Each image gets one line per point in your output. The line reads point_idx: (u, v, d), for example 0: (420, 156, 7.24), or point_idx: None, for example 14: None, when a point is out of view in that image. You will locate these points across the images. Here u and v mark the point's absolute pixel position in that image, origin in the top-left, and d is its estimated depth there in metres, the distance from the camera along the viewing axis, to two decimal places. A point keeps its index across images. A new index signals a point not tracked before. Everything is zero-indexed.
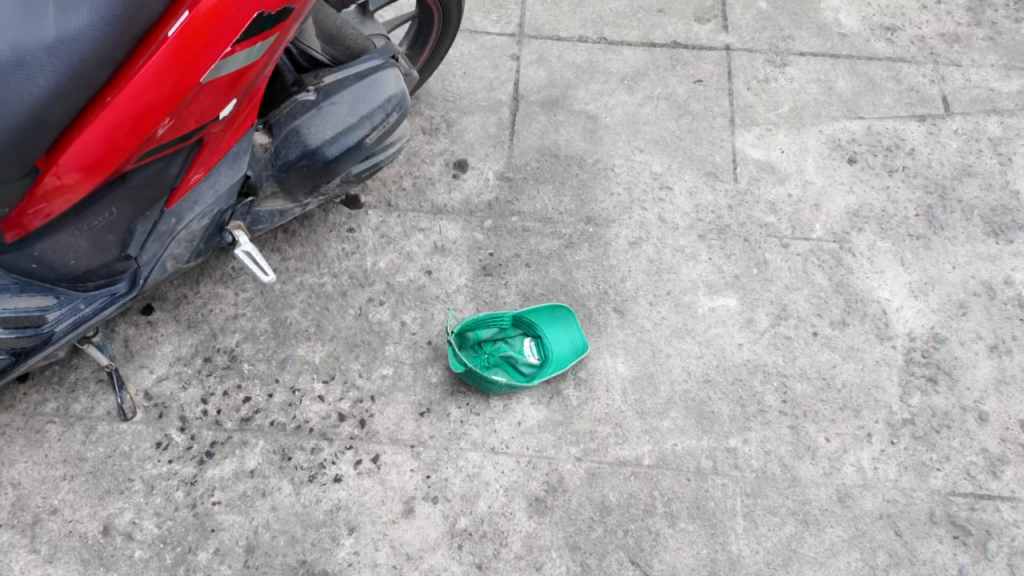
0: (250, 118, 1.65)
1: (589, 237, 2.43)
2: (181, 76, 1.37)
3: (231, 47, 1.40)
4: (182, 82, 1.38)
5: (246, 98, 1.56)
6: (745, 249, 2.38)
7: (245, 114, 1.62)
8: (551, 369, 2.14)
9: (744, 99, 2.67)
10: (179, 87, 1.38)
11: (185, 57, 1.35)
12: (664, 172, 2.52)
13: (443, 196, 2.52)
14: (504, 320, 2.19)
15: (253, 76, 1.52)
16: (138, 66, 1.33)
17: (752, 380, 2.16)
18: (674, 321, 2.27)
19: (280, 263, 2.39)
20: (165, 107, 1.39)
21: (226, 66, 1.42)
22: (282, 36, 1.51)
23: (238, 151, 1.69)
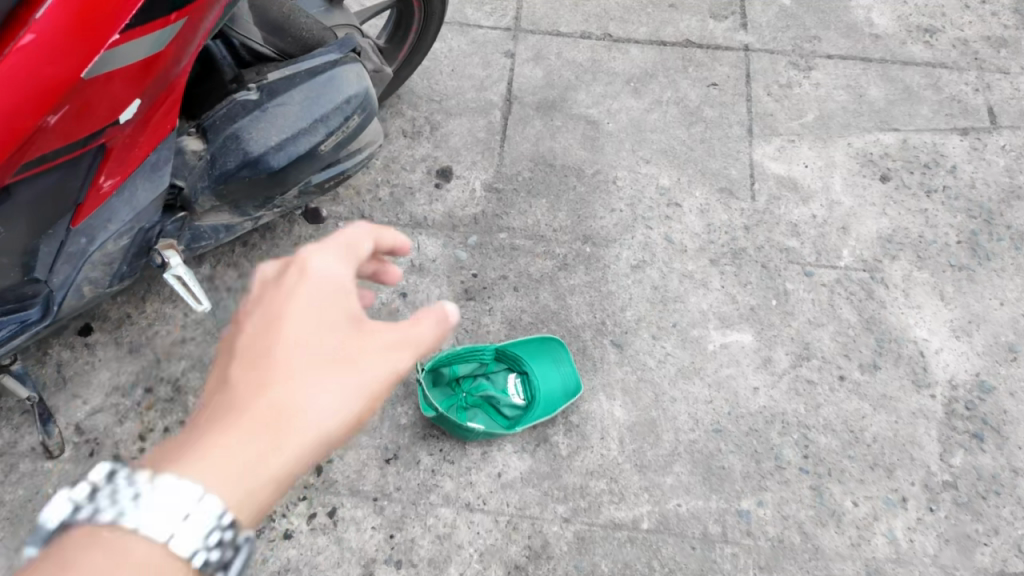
0: (169, 122, 1.39)
1: (586, 258, 2.15)
2: (57, 70, 1.09)
3: (122, 35, 1.13)
4: (59, 77, 1.09)
5: (157, 95, 1.29)
6: (763, 276, 2.10)
7: (160, 117, 1.36)
8: (539, 412, 1.87)
9: (763, 106, 2.38)
10: (55, 83, 1.09)
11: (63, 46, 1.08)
12: (672, 186, 2.24)
13: (422, 208, 2.25)
14: (483, 355, 1.94)
15: (162, 69, 1.25)
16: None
17: (768, 432, 1.91)
18: (680, 358, 2.00)
19: (237, 280, 2.15)
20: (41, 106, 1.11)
21: (121, 57, 1.15)
22: (193, 23, 1.25)
23: (157, 161, 1.42)
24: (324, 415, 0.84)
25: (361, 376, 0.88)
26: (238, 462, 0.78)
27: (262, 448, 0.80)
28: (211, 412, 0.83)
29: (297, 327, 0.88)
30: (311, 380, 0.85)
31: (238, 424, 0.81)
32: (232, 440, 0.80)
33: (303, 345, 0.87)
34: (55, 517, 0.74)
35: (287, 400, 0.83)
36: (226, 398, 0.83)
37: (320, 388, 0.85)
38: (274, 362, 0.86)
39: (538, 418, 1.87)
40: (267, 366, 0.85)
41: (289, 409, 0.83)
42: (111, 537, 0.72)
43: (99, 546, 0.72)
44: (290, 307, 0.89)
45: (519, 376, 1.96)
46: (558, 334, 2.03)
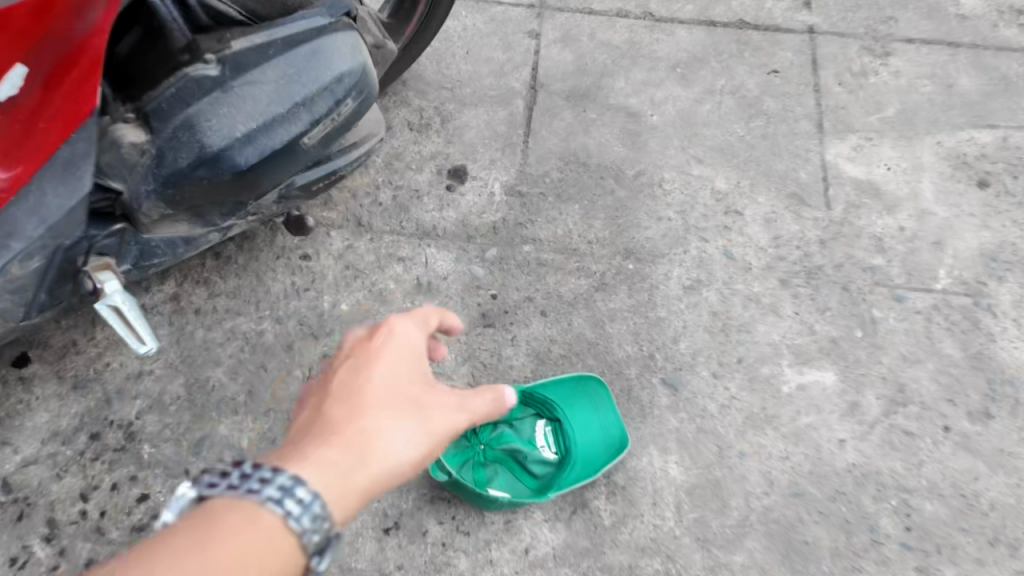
0: (84, 107, 1.07)
1: (628, 277, 1.78)
2: None
3: None
4: None
5: (56, 50, 1.02)
6: (844, 301, 1.75)
7: (67, 98, 1.05)
8: (576, 472, 1.54)
9: (834, 97, 2.01)
10: None
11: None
12: (730, 191, 1.89)
13: (431, 214, 1.88)
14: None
15: (54, 12, 0.98)
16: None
17: (860, 496, 1.57)
18: (747, 404, 1.65)
19: (207, 301, 1.80)
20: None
21: None
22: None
23: (71, 157, 1.08)
24: (400, 451, 0.94)
25: (432, 427, 0.98)
26: (329, 479, 0.87)
27: (357, 466, 0.90)
28: (303, 438, 0.92)
29: (387, 373, 1.00)
30: (393, 420, 0.96)
31: (331, 448, 0.90)
32: (324, 459, 0.89)
33: (391, 387, 0.99)
34: (192, 487, 0.83)
35: (371, 435, 0.93)
36: (318, 426, 0.93)
37: (404, 424, 0.96)
38: (363, 402, 0.96)
39: (574, 480, 1.54)
40: (360, 401, 0.96)
41: (379, 438, 0.93)
42: (247, 509, 0.80)
43: (232, 518, 0.79)
44: (380, 358, 1.01)
45: (550, 425, 1.61)
46: (598, 372, 1.67)
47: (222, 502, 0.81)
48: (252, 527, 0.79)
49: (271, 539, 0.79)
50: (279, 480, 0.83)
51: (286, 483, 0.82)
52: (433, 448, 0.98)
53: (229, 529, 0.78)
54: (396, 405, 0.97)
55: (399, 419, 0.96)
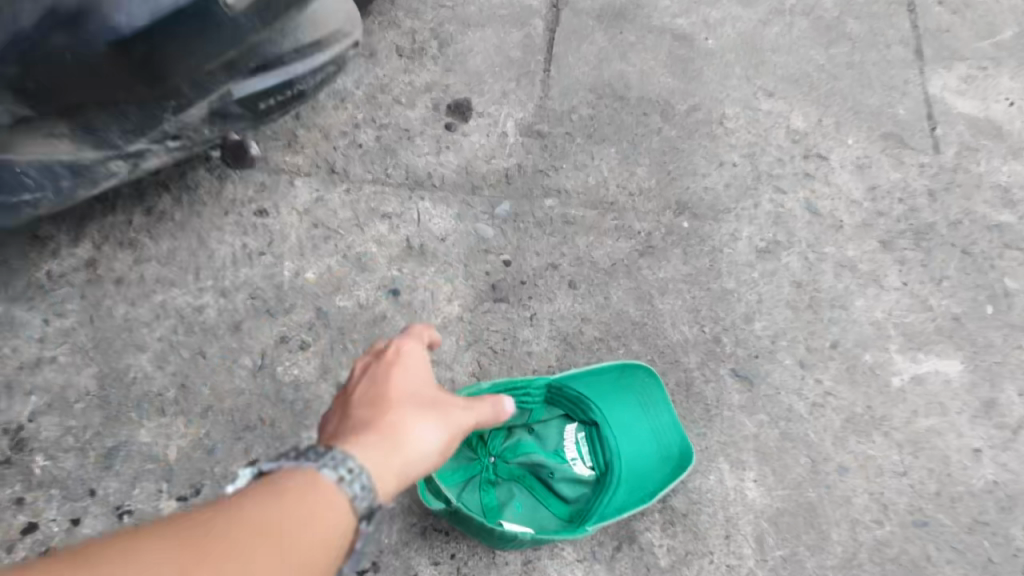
0: None
1: (683, 238, 1.37)
2: None
3: None
4: None
5: None
6: (968, 268, 1.33)
7: None
8: (621, 497, 1.12)
9: (935, 18, 1.60)
10: None
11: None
12: (809, 131, 1.48)
13: (425, 159, 1.46)
14: (526, 396, 1.17)
15: None
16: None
17: (1007, 526, 1.14)
18: (849, 403, 1.23)
19: (133, 268, 1.38)
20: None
21: None
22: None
23: None
24: (423, 447, 0.84)
25: (451, 426, 0.88)
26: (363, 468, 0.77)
27: (386, 460, 0.80)
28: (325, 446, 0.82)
29: (400, 377, 0.90)
30: (414, 418, 0.86)
31: (358, 443, 0.81)
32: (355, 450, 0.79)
33: (412, 385, 0.90)
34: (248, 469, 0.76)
35: (394, 433, 0.83)
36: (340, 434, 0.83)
37: (425, 423, 0.86)
38: (382, 406, 0.86)
39: (620, 509, 1.12)
40: (380, 401, 0.87)
41: (406, 433, 0.84)
42: (304, 476, 0.74)
43: (288, 486, 0.72)
44: (391, 365, 0.92)
45: (584, 431, 1.19)
46: (648, 360, 1.25)
47: (274, 474, 0.74)
48: (307, 497, 0.72)
49: (325, 512, 0.72)
50: (324, 454, 0.76)
51: (335, 454, 0.76)
52: (453, 446, 0.89)
53: (285, 497, 0.71)
54: (414, 406, 0.88)
55: (420, 416, 0.86)
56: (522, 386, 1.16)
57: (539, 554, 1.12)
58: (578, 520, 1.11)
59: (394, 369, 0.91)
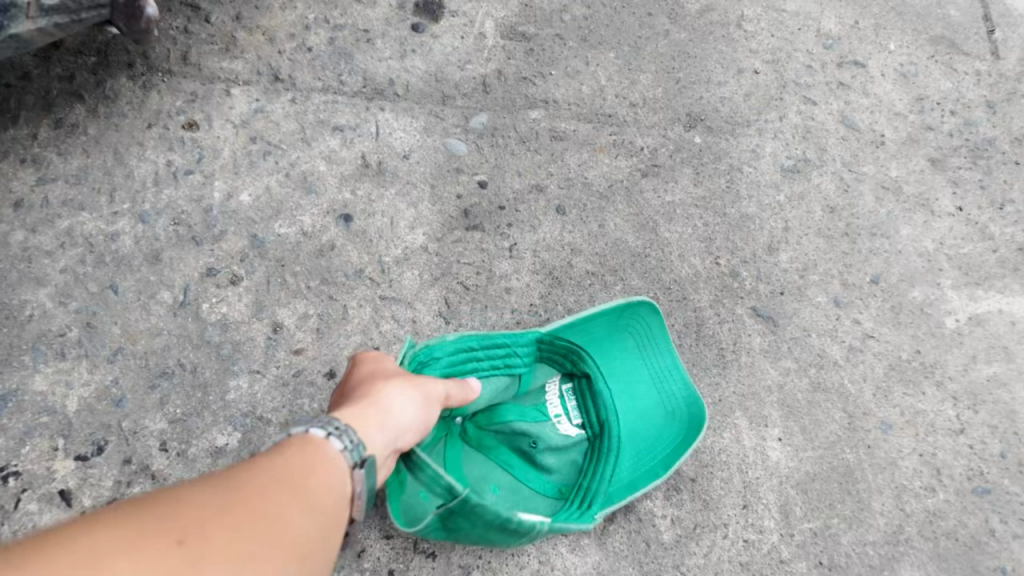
0: None
1: (694, 156, 1.14)
2: None
3: None
4: None
5: None
6: None
7: None
8: (627, 468, 0.92)
9: None
10: None
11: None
12: (844, 33, 1.24)
13: (387, 64, 1.23)
14: (512, 354, 0.94)
15: None
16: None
17: None
18: (893, 347, 1.01)
19: (35, 189, 1.15)
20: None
21: None
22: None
23: None
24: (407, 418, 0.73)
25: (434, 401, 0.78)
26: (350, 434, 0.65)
27: (359, 426, 0.67)
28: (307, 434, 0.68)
29: (380, 365, 0.78)
30: (397, 388, 0.74)
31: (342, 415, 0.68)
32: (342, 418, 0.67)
33: (391, 362, 0.80)
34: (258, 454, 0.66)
35: (379, 406, 0.71)
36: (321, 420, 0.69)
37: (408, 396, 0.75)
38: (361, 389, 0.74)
39: (629, 485, 0.91)
40: (354, 383, 0.76)
41: (387, 403, 0.72)
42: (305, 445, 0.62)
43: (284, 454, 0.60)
44: (366, 359, 0.79)
45: (571, 385, 0.98)
46: (653, 297, 1.04)
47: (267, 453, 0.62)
48: (298, 459, 0.60)
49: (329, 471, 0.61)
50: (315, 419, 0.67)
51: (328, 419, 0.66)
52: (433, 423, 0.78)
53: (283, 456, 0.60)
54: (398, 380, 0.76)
55: (405, 386, 0.75)
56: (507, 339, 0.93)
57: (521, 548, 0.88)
58: (581, 504, 0.88)
59: (369, 360, 0.79)
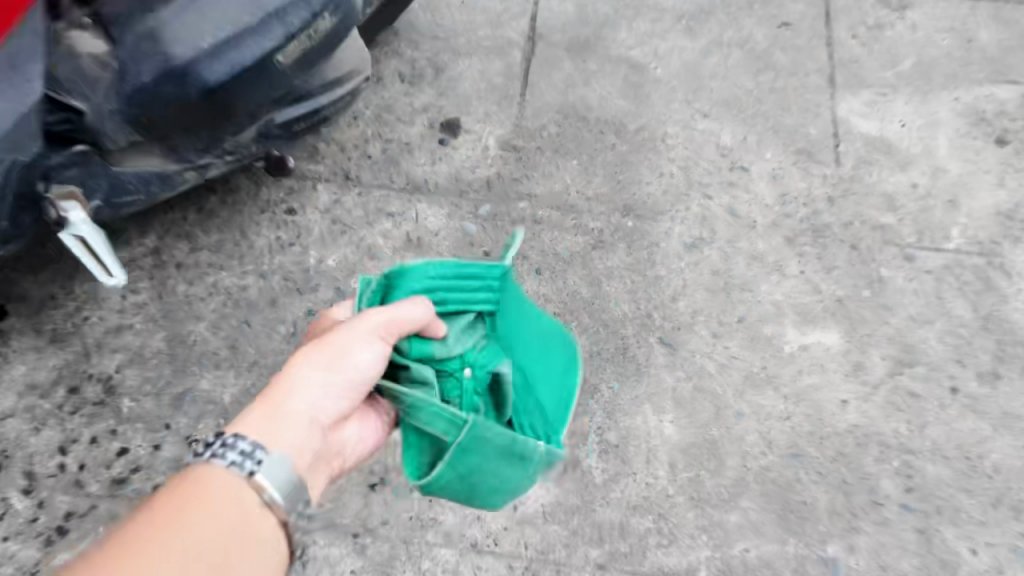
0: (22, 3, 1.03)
1: (627, 235, 1.71)
2: None
3: None
4: None
5: None
6: (853, 260, 1.67)
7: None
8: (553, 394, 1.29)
9: (847, 51, 1.94)
10: None
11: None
12: (735, 146, 1.81)
13: (423, 168, 1.80)
14: (475, 294, 1.21)
15: None
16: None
17: (861, 457, 1.50)
18: (748, 363, 1.58)
19: (189, 255, 1.73)
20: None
21: None
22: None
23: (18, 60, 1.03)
24: (308, 391, 1.04)
25: (331, 363, 1.05)
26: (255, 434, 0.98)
27: (259, 414, 1.00)
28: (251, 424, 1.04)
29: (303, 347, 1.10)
30: (299, 370, 1.05)
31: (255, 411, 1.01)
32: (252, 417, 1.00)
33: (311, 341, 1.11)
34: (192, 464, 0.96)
35: (284, 389, 1.04)
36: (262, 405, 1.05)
37: (309, 370, 1.04)
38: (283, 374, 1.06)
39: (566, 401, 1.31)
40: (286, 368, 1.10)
41: (289, 383, 1.04)
42: (206, 470, 0.92)
43: (185, 486, 0.89)
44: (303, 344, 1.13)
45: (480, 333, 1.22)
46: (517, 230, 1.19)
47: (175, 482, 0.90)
48: (193, 487, 0.89)
49: (222, 480, 0.91)
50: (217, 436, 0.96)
51: (226, 440, 0.95)
52: (340, 377, 1.05)
53: (182, 484, 0.90)
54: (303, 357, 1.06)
55: (303, 365, 1.05)
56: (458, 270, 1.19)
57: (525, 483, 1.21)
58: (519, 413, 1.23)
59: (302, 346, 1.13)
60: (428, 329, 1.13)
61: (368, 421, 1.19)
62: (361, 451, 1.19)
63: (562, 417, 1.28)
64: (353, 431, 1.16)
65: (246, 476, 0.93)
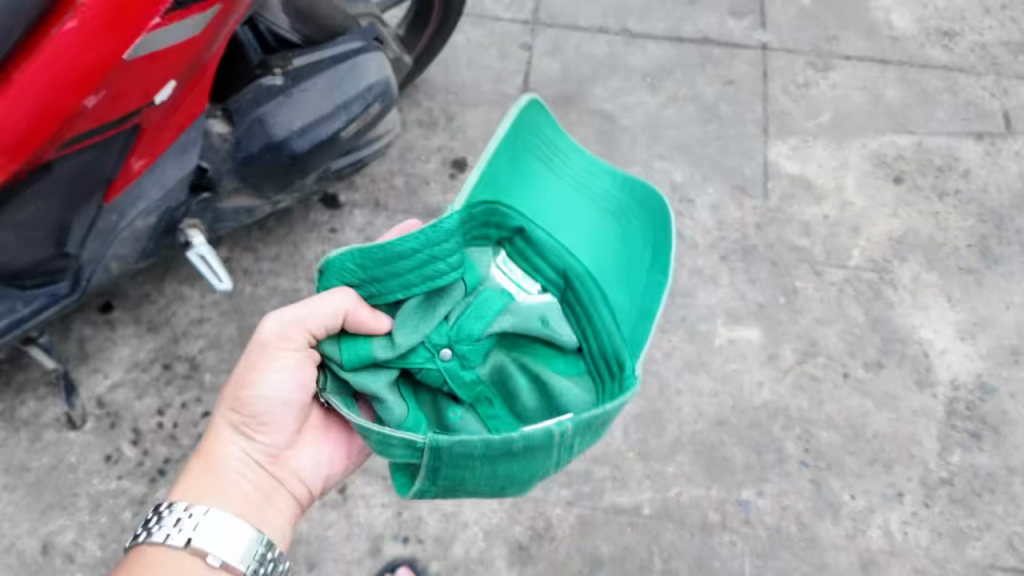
0: (200, 103, 1.46)
1: None
2: (106, 48, 1.14)
3: (166, 17, 1.19)
4: (105, 56, 1.15)
5: (195, 67, 1.36)
6: (773, 274, 2.14)
7: (193, 97, 1.43)
8: (636, 302, 1.30)
9: (779, 105, 2.41)
10: (101, 61, 1.15)
11: (103, 22, 1.11)
12: (685, 182, 2.28)
13: (437, 197, 2.28)
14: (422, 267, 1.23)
15: (198, 48, 1.31)
16: (31, 49, 1.10)
17: (771, 425, 1.97)
18: (687, 352, 2.04)
19: (253, 263, 2.20)
20: (78, 92, 1.16)
21: (157, 40, 1.20)
22: (231, 6, 1.32)
23: (187, 141, 1.49)
24: (237, 427, 1.36)
25: (243, 395, 1.35)
26: (204, 470, 1.35)
27: (207, 454, 1.36)
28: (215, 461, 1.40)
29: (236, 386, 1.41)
30: (226, 412, 1.37)
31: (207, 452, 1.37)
32: (201, 459, 1.36)
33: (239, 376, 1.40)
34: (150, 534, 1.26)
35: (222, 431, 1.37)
36: None
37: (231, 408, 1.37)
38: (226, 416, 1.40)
39: (648, 311, 1.28)
40: None
41: (224, 422, 1.37)
42: (155, 543, 1.20)
43: (144, 557, 1.19)
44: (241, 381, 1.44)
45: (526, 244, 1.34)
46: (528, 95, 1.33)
47: (137, 554, 1.21)
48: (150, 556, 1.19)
49: (166, 549, 1.20)
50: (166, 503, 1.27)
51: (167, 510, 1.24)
52: (252, 401, 1.34)
53: (141, 556, 1.20)
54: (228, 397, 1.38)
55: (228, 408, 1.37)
56: (379, 259, 1.22)
57: (581, 444, 1.14)
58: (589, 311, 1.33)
59: None
60: (353, 325, 1.25)
61: (328, 437, 1.44)
62: (319, 457, 1.43)
63: (647, 327, 1.26)
64: (303, 448, 1.41)
65: (186, 543, 1.20)
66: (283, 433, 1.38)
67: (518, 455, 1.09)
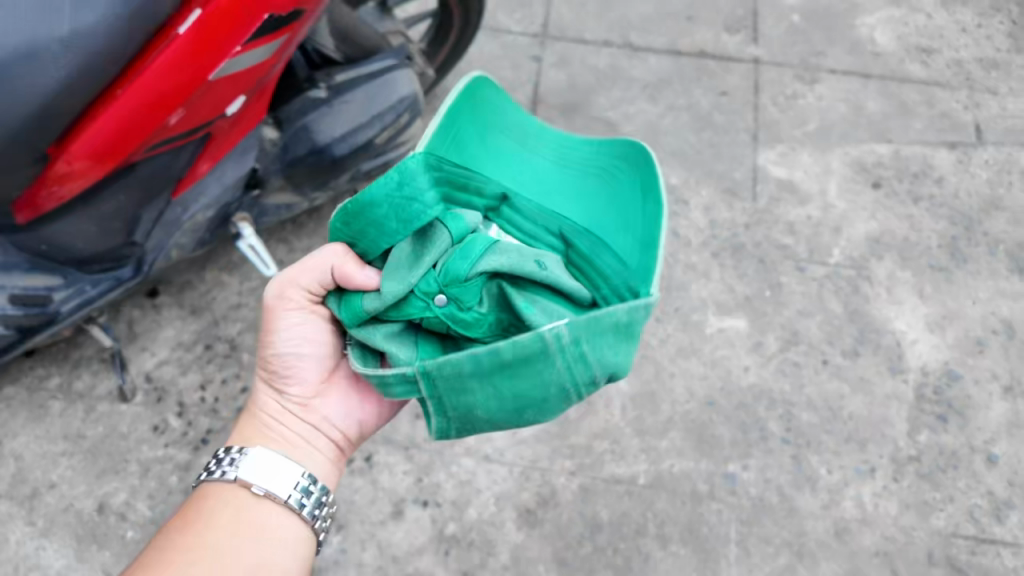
0: (258, 115, 1.71)
1: None
2: (192, 72, 1.39)
3: (243, 46, 1.45)
4: (191, 78, 1.40)
5: (258, 88, 1.61)
6: (759, 269, 2.35)
7: (253, 111, 1.67)
8: (637, 239, 1.31)
9: (768, 114, 2.62)
10: (188, 82, 1.40)
11: (191, 55, 1.37)
12: (681, 185, 2.48)
13: None
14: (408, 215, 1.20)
15: (262, 71, 1.56)
16: (133, 75, 1.35)
17: (756, 406, 2.17)
18: (680, 339, 2.24)
19: (286, 255, 2.41)
20: (165, 109, 1.42)
21: (232, 64, 1.46)
22: (291, 37, 1.57)
23: (246, 146, 1.72)
24: (268, 387, 1.55)
25: (267, 358, 1.52)
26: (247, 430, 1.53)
27: (249, 416, 1.55)
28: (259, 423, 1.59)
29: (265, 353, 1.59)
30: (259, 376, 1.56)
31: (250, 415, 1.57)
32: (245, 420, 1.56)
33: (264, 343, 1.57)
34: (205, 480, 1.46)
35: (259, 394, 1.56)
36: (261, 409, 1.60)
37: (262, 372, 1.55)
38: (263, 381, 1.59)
39: (650, 243, 1.28)
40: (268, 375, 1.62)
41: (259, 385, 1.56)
42: (210, 483, 1.40)
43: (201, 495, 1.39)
44: None
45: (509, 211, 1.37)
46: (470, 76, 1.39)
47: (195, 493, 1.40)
48: (206, 493, 1.39)
49: (220, 487, 1.39)
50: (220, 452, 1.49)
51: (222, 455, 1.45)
52: (274, 361, 1.51)
53: (199, 493, 1.39)
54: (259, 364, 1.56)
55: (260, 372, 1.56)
56: (357, 213, 1.23)
57: (592, 347, 1.11)
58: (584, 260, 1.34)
59: None
60: (343, 277, 1.28)
61: (351, 389, 1.57)
62: (343, 408, 1.56)
63: (649, 255, 1.25)
64: (328, 398, 1.56)
65: (235, 479, 1.40)
66: (307, 384, 1.53)
67: (513, 366, 1.10)
